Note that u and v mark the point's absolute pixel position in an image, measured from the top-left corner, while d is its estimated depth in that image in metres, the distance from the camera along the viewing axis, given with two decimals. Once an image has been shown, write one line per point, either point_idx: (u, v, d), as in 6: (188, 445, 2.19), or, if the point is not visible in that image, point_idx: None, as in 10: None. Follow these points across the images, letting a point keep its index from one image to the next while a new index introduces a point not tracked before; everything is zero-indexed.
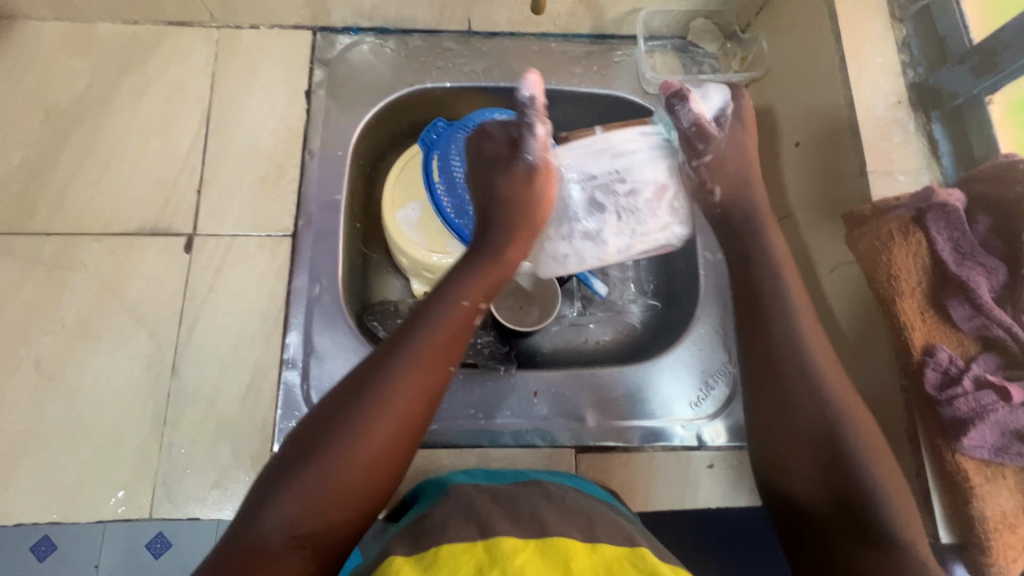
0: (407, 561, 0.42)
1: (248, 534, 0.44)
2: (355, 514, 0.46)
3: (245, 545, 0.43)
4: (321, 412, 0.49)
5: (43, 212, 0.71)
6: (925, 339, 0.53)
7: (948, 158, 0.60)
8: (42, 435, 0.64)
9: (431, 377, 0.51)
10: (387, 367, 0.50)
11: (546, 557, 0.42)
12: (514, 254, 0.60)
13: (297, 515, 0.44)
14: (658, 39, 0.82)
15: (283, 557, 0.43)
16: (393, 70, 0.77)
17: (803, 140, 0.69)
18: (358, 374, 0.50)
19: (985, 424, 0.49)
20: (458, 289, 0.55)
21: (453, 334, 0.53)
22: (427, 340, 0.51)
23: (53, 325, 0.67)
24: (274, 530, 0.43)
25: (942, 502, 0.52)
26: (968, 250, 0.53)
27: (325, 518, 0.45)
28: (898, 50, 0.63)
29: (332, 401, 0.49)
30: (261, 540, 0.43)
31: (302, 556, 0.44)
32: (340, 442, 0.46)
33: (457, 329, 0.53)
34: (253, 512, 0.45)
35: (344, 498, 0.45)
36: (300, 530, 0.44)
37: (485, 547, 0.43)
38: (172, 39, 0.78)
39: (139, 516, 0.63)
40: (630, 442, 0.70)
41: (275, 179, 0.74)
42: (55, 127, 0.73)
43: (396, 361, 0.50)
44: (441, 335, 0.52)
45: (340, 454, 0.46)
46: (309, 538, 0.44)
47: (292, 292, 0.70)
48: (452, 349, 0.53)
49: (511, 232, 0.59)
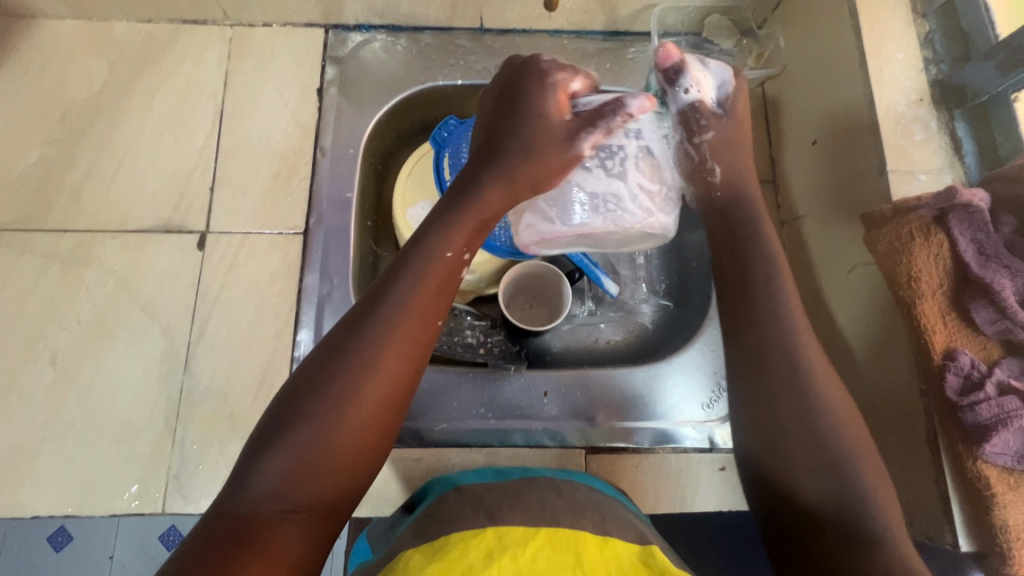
0: (419, 549, 0.43)
1: (239, 506, 0.41)
2: (349, 480, 0.44)
3: (236, 516, 0.41)
4: (303, 375, 0.45)
5: (61, 207, 0.72)
6: (946, 342, 0.52)
7: (972, 157, 0.58)
8: (57, 429, 0.65)
9: (417, 333, 0.47)
10: (373, 325, 0.46)
11: (554, 546, 0.42)
12: (494, 191, 0.53)
13: (285, 482, 0.42)
14: (671, 35, 0.82)
15: (277, 525, 0.41)
16: (404, 67, 0.77)
17: (820, 139, 0.68)
18: (338, 333, 0.47)
19: (1009, 431, 0.47)
20: (438, 234, 0.51)
21: (440, 286, 0.49)
22: (409, 292, 0.48)
23: (70, 320, 0.68)
24: (269, 499, 0.41)
25: (962, 511, 0.50)
26: (992, 251, 0.51)
27: (318, 484, 0.42)
28: (920, 45, 0.61)
29: (311, 364, 0.45)
30: (253, 509, 0.41)
31: (299, 524, 0.42)
32: (325, 404, 0.43)
33: (441, 281, 0.49)
34: (241, 482, 0.42)
35: (335, 462, 0.43)
36: (295, 498, 0.42)
37: (495, 533, 0.43)
38: (185, 37, 0.78)
39: (153, 510, 0.64)
40: (640, 444, 0.70)
41: (288, 177, 0.74)
42: (72, 125, 0.74)
43: (384, 311, 0.47)
44: (429, 287, 0.49)
45: (327, 418, 0.43)
46: (304, 505, 0.42)
47: (304, 290, 0.70)
48: (440, 304, 0.49)
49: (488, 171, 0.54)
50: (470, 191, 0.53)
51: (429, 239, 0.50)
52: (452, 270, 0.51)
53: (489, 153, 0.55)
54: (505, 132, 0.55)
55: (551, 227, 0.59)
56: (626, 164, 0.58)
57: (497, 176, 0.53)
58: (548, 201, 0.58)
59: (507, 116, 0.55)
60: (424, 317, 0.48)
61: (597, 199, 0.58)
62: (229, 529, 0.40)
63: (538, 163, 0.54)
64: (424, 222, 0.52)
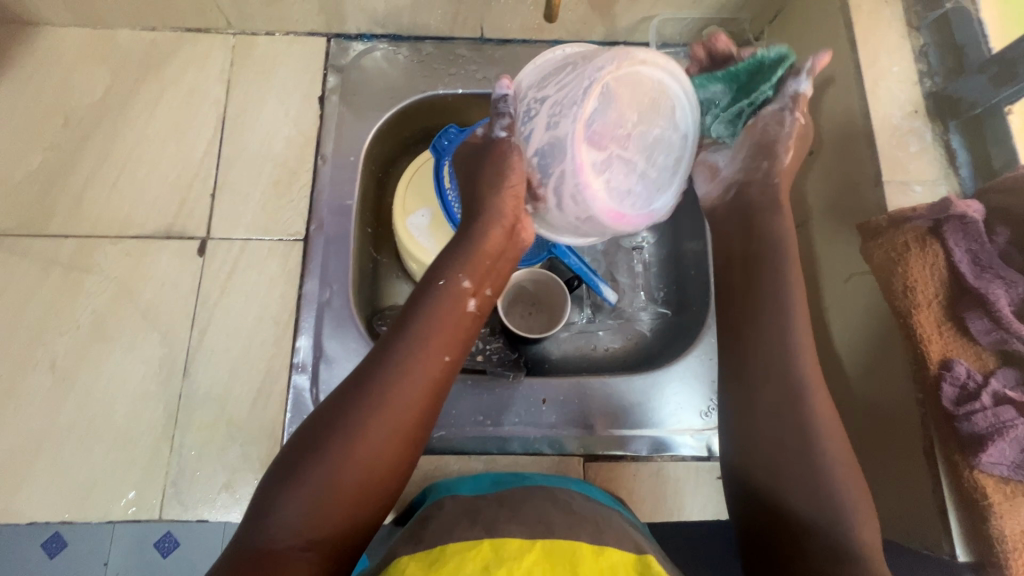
0: (413, 559, 0.43)
1: (255, 542, 0.42)
2: (361, 513, 0.45)
3: (252, 553, 0.42)
4: (321, 413, 0.47)
5: (62, 213, 0.72)
6: (942, 352, 0.52)
7: (966, 168, 0.59)
8: (55, 435, 0.65)
9: (429, 369, 0.49)
10: (386, 362, 0.49)
11: (548, 561, 0.42)
12: (494, 233, 0.55)
13: (300, 520, 0.43)
14: (670, 46, 0.83)
15: (291, 562, 0.42)
16: (405, 76, 0.78)
17: (816, 149, 0.69)
18: (357, 373, 0.49)
19: (1005, 441, 0.48)
20: (448, 275, 0.54)
21: (449, 322, 0.52)
22: (421, 331, 0.50)
23: (69, 325, 0.68)
24: (284, 534, 0.42)
25: (961, 521, 0.50)
26: (986, 262, 0.52)
27: (331, 519, 0.44)
28: (915, 58, 0.62)
29: (330, 403, 0.48)
30: (269, 546, 0.42)
31: (310, 559, 0.42)
32: (340, 440, 0.45)
33: (448, 317, 0.52)
34: (258, 519, 0.43)
35: (348, 495, 0.44)
36: (308, 533, 0.43)
37: (492, 546, 0.43)
38: (189, 45, 0.79)
39: (149, 517, 0.64)
40: (637, 453, 0.70)
41: (288, 184, 0.75)
42: (74, 131, 0.75)
43: (399, 350, 0.49)
44: (437, 324, 0.51)
45: (342, 453, 0.45)
46: (316, 541, 0.43)
47: (303, 296, 0.71)
48: (448, 340, 0.51)
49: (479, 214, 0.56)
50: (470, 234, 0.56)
51: (435, 279, 0.53)
52: (459, 305, 0.53)
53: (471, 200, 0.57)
54: (480, 178, 0.56)
55: (573, 175, 0.52)
56: (542, 89, 0.55)
57: (485, 218, 0.55)
58: (550, 179, 0.54)
59: (477, 167, 0.57)
60: (437, 355, 0.50)
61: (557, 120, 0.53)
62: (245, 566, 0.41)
63: (514, 188, 0.55)
64: (432, 265, 0.55)
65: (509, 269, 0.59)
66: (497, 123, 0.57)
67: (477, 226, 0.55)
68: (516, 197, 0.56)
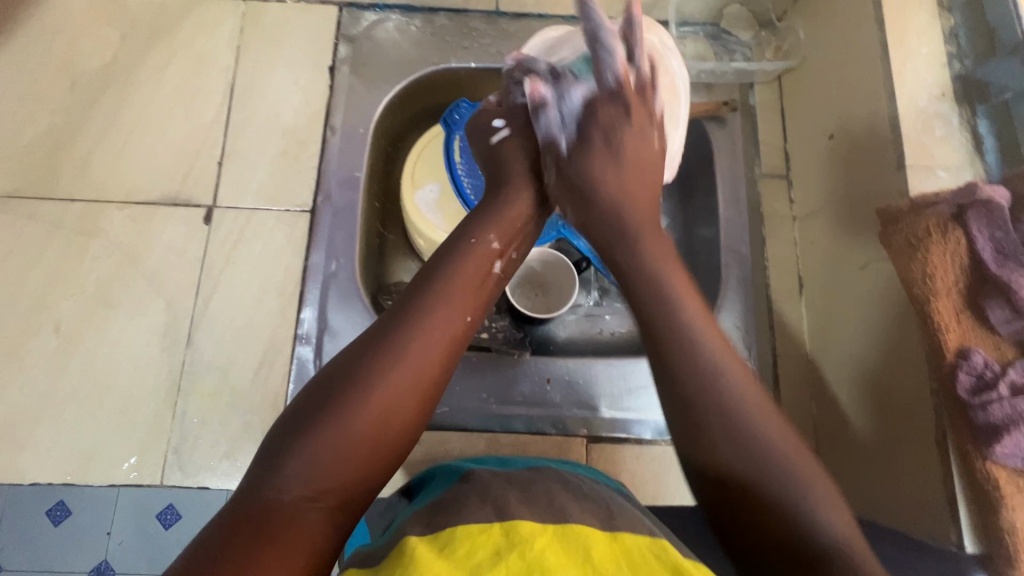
0: (425, 540, 0.41)
1: (259, 494, 0.40)
2: (373, 475, 0.43)
3: (260, 502, 0.39)
4: (340, 365, 0.45)
5: (68, 176, 0.71)
6: (959, 341, 0.51)
7: (993, 154, 0.56)
8: (59, 397, 0.65)
9: (451, 327, 0.47)
10: (407, 313, 0.47)
11: (564, 544, 0.40)
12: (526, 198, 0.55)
13: (310, 472, 0.40)
14: (690, 25, 0.81)
15: (299, 514, 0.39)
16: (417, 48, 0.76)
17: (837, 134, 0.68)
18: (379, 326, 0.47)
19: (1020, 432, 0.46)
20: (476, 231, 0.52)
21: (472, 282, 0.50)
22: (445, 289, 0.48)
23: (74, 288, 0.68)
24: (291, 486, 0.40)
25: (969, 512, 0.50)
26: (1011, 250, 0.50)
27: (341, 477, 0.41)
28: (945, 40, 0.60)
29: (349, 355, 0.45)
30: (276, 498, 0.39)
31: (320, 513, 0.40)
32: (356, 394, 0.43)
33: (472, 275, 0.50)
34: (266, 471, 0.41)
35: (361, 445, 0.42)
36: (316, 485, 0.40)
37: (502, 529, 0.41)
38: (199, 11, 0.78)
39: (152, 481, 0.64)
40: (641, 436, 0.69)
41: (297, 154, 0.74)
42: (82, 95, 0.74)
43: (425, 307, 0.47)
44: (459, 281, 0.49)
45: (356, 401, 0.43)
46: (324, 493, 0.40)
47: (309, 269, 0.70)
48: (472, 299, 0.49)
49: (518, 186, 0.55)
50: (500, 198, 0.55)
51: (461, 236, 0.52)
52: (484, 263, 0.51)
53: (499, 168, 0.57)
54: (509, 144, 0.57)
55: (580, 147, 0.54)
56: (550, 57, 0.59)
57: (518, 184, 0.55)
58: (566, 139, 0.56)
59: (506, 138, 0.58)
60: (460, 314, 0.48)
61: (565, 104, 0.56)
62: (246, 518, 0.38)
63: (544, 154, 0.56)
64: (457, 225, 0.54)
65: (533, 236, 0.57)
66: (514, 93, 0.59)
67: (509, 189, 0.55)
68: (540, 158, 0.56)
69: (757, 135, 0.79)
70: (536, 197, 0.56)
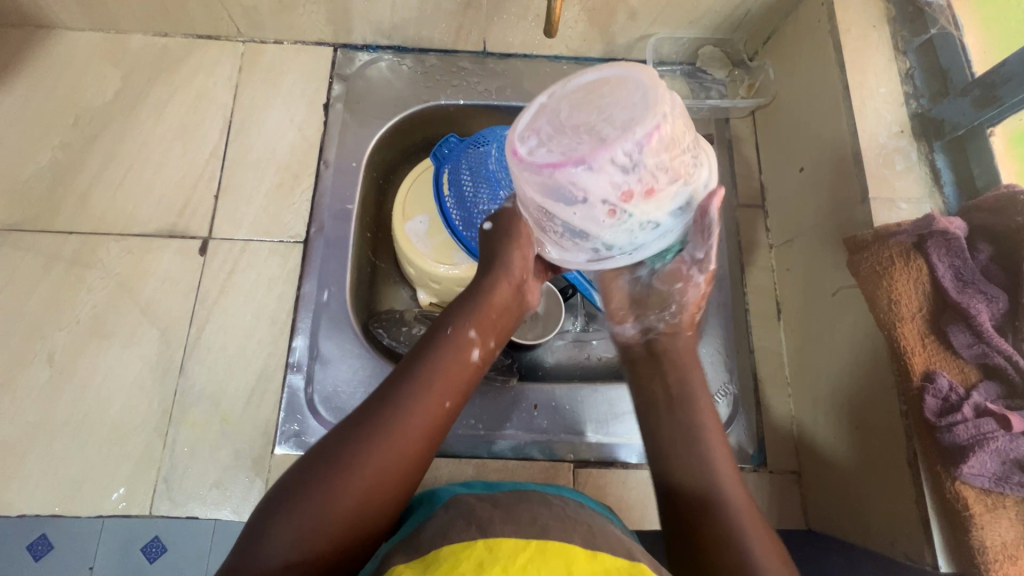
0: (409, 565, 0.42)
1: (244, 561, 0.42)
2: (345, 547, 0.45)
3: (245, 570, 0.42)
4: (329, 440, 0.48)
5: (67, 209, 0.73)
6: (925, 365, 0.53)
7: (950, 187, 0.60)
8: (49, 426, 0.66)
9: (431, 412, 0.50)
10: (391, 394, 0.50)
11: (546, 560, 0.41)
12: (506, 289, 0.57)
13: (293, 543, 0.43)
14: (668, 64, 0.86)
15: None
16: (409, 86, 0.80)
17: (807, 165, 0.71)
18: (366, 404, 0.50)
19: (985, 452, 0.48)
20: (461, 318, 0.55)
21: (452, 371, 0.52)
22: (427, 376, 0.51)
23: (69, 320, 0.69)
24: (276, 555, 0.42)
25: (942, 532, 0.51)
26: (969, 276, 0.53)
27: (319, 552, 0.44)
28: (901, 81, 0.64)
29: (338, 432, 0.48)
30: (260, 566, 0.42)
31: None
32: (336, 472, 0.45)
33: (453, 363, 0.53)
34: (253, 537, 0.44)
35: (340, 524, 0.44)
36: (296, 556, 0.43)
37: (485, 545, 0.42)
38: (199, 52, 0.81)
39: (140, 512, 0.64)
40: (627, 460, 0.70)
41: (291, 187, 0.76)
42: (84, 131, 0.77)
43: (407, 389, 0.50)
44: (443, 367, 0.52)
45: (340, 480, 0.45)
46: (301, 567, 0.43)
47: (301, 297, 0.72)
48: (453, 386, 0.52)
49: (498, 273, 0.57)
50: (482, 285, 0.57)
51: (445, 325, 0.55)
52: (463, 353, 0.54)
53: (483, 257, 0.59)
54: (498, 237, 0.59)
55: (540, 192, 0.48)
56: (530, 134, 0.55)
57: (498, 273, 0.57)
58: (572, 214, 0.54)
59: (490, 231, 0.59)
60: (438, 400, 0.50)
61: (581, 239, 0.50)
62: None
63: (523, 249, 0.58)
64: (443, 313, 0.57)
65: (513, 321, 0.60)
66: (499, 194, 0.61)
67: (488, 280, 0.57)
68: (526, 256, 0.58)
69: (733, 166, 0.83)
70: (514, 289, 0.58)
